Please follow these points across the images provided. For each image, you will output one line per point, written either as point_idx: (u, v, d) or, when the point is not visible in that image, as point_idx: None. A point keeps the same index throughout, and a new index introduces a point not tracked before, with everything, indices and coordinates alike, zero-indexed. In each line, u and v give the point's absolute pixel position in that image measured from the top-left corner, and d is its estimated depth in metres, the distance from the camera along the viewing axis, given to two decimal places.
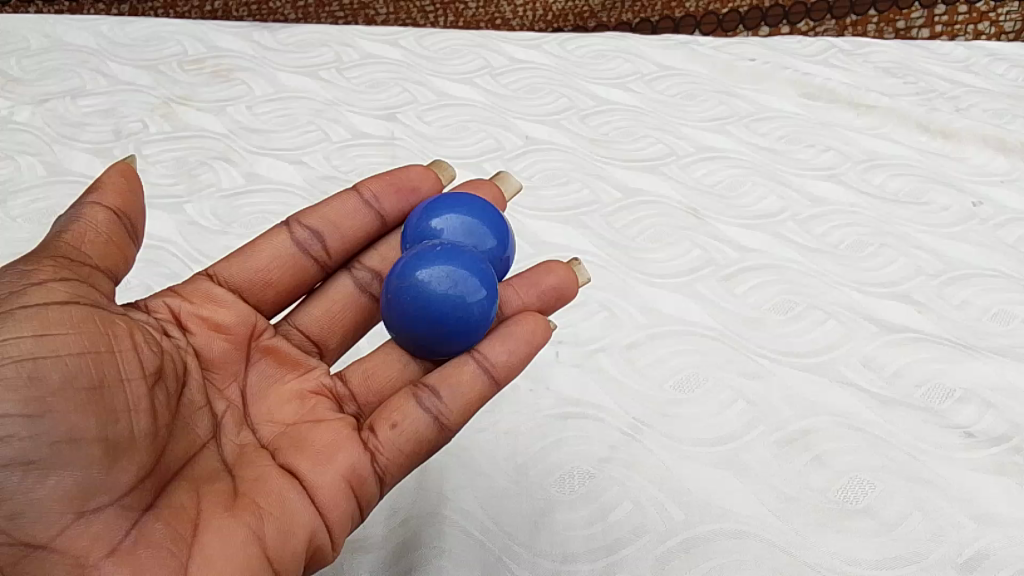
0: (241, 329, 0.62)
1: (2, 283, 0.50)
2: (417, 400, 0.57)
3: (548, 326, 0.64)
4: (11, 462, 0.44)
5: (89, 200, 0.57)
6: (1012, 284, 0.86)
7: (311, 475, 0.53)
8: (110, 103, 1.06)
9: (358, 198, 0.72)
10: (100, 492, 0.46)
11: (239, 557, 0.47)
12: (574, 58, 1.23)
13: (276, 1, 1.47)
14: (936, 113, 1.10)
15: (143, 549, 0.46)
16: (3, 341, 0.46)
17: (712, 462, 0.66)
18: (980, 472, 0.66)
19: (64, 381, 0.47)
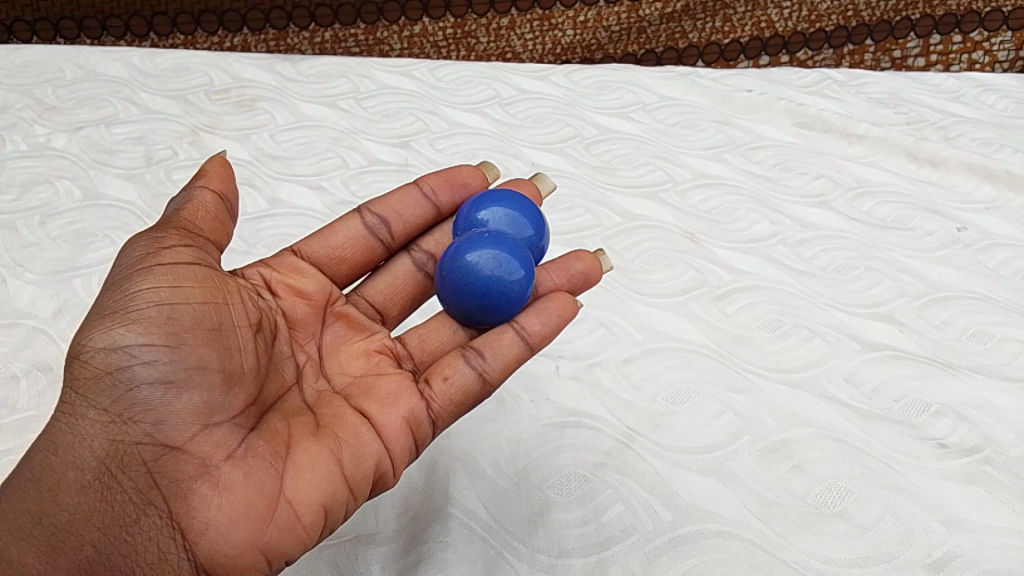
0: (320, 296, 0.72)
1: (138, 246, 0.60)
2: (465, 360, 0.65)
3: (577, 305, 0.72)
4: (155, 378, 0.53)
5: (201, 182, 0.66)
6: (991, 305, 0.91)
7: (379, 415, 0.61)
8: (141, 131, 1.13)
9: (419, 191, 0.82)
10: (219, 410, 0.55)
11: (325, 471, 0.56)
12: (579, 89, 1.29)
13: (295, 37, 1.57)
14: (924, 143, 1.15)
15: (251, 456, 0.54)
16: (145, 288, 0.56)
17: (699, 469, 0.71)
18: (951, 480, 0.71)
19: (194, 321, 0.56)
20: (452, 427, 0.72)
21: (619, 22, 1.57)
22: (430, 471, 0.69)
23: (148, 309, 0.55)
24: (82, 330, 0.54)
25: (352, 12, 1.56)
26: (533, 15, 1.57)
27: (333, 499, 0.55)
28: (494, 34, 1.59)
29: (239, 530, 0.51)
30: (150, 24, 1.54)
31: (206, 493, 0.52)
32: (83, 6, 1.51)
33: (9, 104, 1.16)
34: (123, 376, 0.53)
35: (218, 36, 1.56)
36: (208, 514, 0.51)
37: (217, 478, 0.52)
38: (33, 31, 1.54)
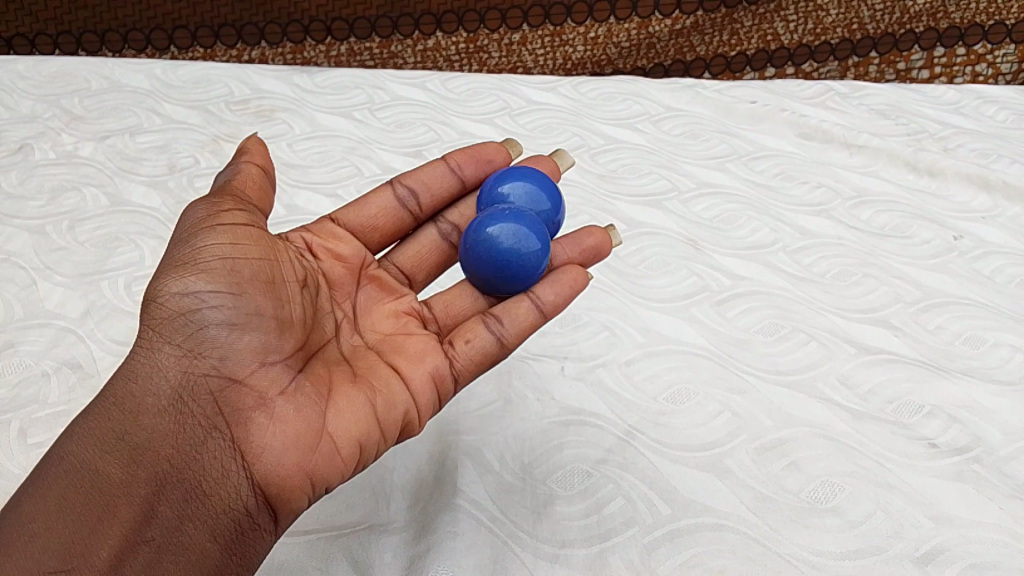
0: (355, 261, 0.80)
1: (200, 209, 0.67)
2: (486, 326, 0.71)
3: (588, 276, 0.78)
4: (222, 320, 0.61)
5: (246, 158, 0.74)
6: (984, 311, 0.94)
7: (408, 369, 0.69)
8: (164, 140, 1.18)
9: (446, 166, 0.89)
10: (274, 352, 0.63)
11: (362, 413, 0.63)
12: (586, 100, 1.33)
13: (311, 51, 1.62)
14: (923, 154, 1.18)
15: (301, 394, 0.62)
16: (212, 243, 0.64)
17: (698, 465, 0.74)
18: (940, 478, 0.74)
19: (252, 274, 0.64)
20: (461, 423, 0.76)
21: (628, 39, 1.61)
22: (440, 464, 0.72)
23: (213, 261, 0.63)
24: (157, 279, 0.63)
25: (368, 26, 1.60)
26: (544, 31, 1.61)
27: (369, 436, 0.63)
28: (506, 49, 1.63)
29: (291, 456, 0.59)
30: (170, 37, 1.59)
31: (264, 422, 0.59)
32: (106, 19, 1.56)
33: (38, 114, 1.21)
34: (194, 317, 0.61)
35: (236, 49, 1.61)
36: (264, 441, 0.59)
37: (273, 410, 0.60)
38: (55, 43, 1.58)
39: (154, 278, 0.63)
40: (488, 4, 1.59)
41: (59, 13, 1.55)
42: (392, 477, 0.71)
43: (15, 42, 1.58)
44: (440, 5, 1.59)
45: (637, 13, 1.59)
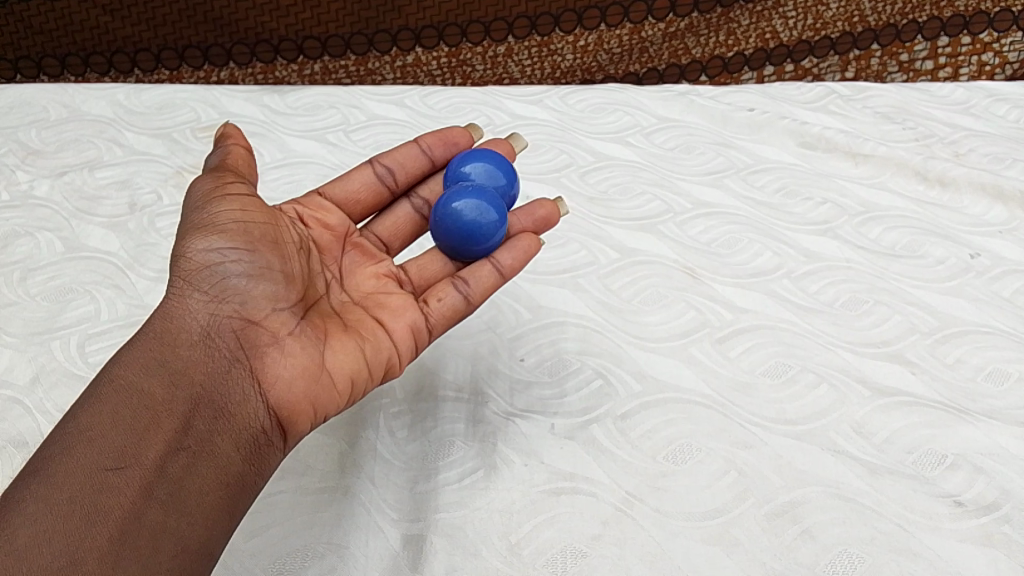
0: (342, 229, 0.81)
1: (209, 180, 0.71)
2: (453, 285, 0.75)
3: (541, 244, 0.80)
4: (241, 272, 0.66)
5: (231, 142, 0.76)
6: (1007, 340, 0.87)
7: (392, 320, 0.73)
8: (125, 174, 1.11)
9: (417, 146, 0.88)
10: (282, 301, 0.67)
11: (354, 358, 0.68)
12: (574, 113, 1.25)
13: (283, 70, 1.54)
14: (933, 162, 1.12)
15: (307, 334, 0.67)
16: (224, 208, 0.69)
17: (702, 538, 0.67)
18: (967, 543, 0.68)
19: (262, 233, 0.69)
20: (441, 497, 0.70)
21: (620, 44, 1.53)
22: (418, 547, 0.66)
23: (230, 220, 0.68)
24: (182, 241, 0.68)
25: (342, 44, 1.52)
26: (531, 42, 1.53)
27: (360, 375, 0.68)
28: (490, 62, 1.55)
29: (298, 386, 0.64)
30: (134, 60, 1.51)
31: (275, 356, 0.64)
32: (66, 43, 1.49)
33: None
34: (217, 269, 0.66)
35: (204, 70, 1.53)
36: (276, 371, 0.64)
37: (285, 345, 0.65)
38: (18, 67, 1.51)
39: (178, 242, 0.68)
40: (470, 17, 1.51)
41: (16, 38, 1.48)
42: (364, 568, 0.65)
43: None
44: (418, 20, 1.50)
45: (629, 19, 1.51)
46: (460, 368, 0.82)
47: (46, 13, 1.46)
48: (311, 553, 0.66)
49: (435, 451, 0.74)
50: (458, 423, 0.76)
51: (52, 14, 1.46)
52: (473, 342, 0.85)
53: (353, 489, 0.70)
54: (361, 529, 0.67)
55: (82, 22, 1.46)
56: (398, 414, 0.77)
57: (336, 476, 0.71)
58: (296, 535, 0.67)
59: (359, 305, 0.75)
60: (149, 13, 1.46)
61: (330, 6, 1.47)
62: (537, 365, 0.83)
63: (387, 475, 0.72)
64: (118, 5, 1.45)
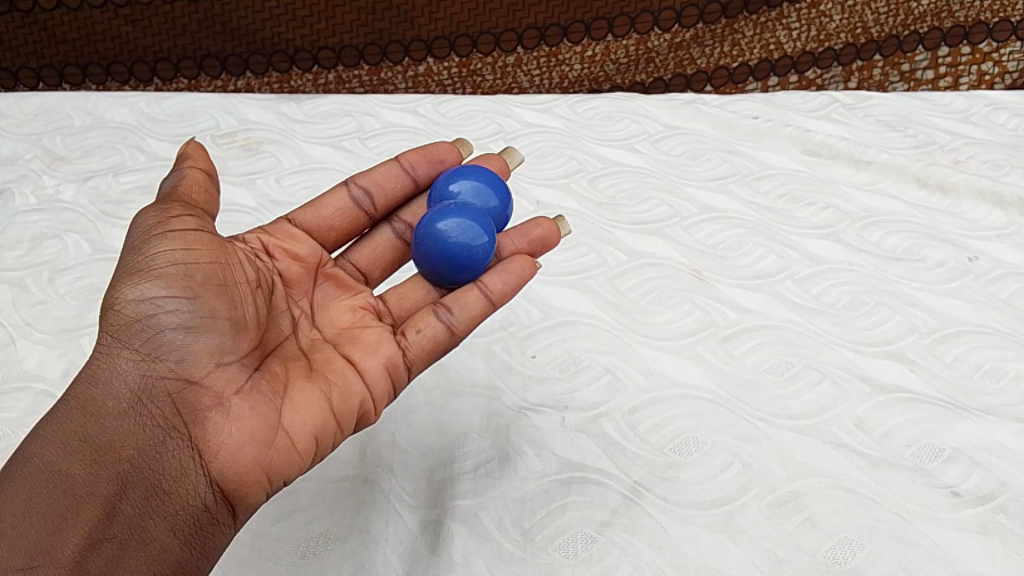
0: (313, 259, 0.80)
1: (150, 213, 0.67)
2: (436, 314, 0.72)
3: (536, 267, 0.77)
4: (177, 325, 0.61)
5: (189, 162, 0.71)
6: (1005, 341, 0.90)
7: (364, 362, 0.70)
8: (148, 179, 1.14)
9: (398, 166, 0.88)
10: (230, 353, 0.63)
11: (318, 409, 0.64)
12: (583, 121, 1.28)
13: (298, 79, 1.58)
14: (934, 169, 1.14)
15: (257, 391, 0.63)
16: (163, 248, 0.64)
17: (707, 525, 0.70)
18: (964, 531, 0.70)
19: (206, 276, 0.65)
20: (457, 486, 0.73)
21: (627, 55, 1.57)
22: (435, 533, 0.69)
23: (169, 264, 0.63)
24: (114, 287, 0.63)
25: (356, 54, 1.56)
26: (540, 52, 1.57)
27: (324, 428, 0.64)
28: (500, 72, 1.59)
29: (246, 452, 0.60)
30: (153, 69, 1.56)
31: (219, 421, 0.60)
32: (88, 53, 1.53)
33: (19, 156, 1.18)
34: (151, 321, 0.61)
35: (220, 80, 1.57)
36: (220, 438, 0.60)
37: (230, 408, 0.61)
38: (39, 77, 1.55)
39: (111, 286, 0.63)
40: (481, 28, 1.54)
41: (39, 48, 1.52)
42: (384, 551, 0.68)
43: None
44: (429, 30, 1.54)
45: (637, 30, 1.54)
46: (474, 366, 0.85)
47: (68, 23, 1.49)
48: (332, 536, 0.69)
49: (451, 444, 0.77)
50: (472, 418, 0.79)
51: (74, 24, 1.50)
52: (486, 341, 0.88)
53: (373, 478, 0.73)
54: (381, 514, 0.70)
55: (103, 32, 1.51)
56: (414, 408, 0.80)
57: (356, 466, 0.74)
58: (318, 521, 0.70)
59: (329, 344, 0.72)
60: (169, 24, 1.51)
61: (345, 17, 1.51)
62: (549, 362, 0.86)
63: (406, 466, 0.75)
64: (139, 16, 1.50)
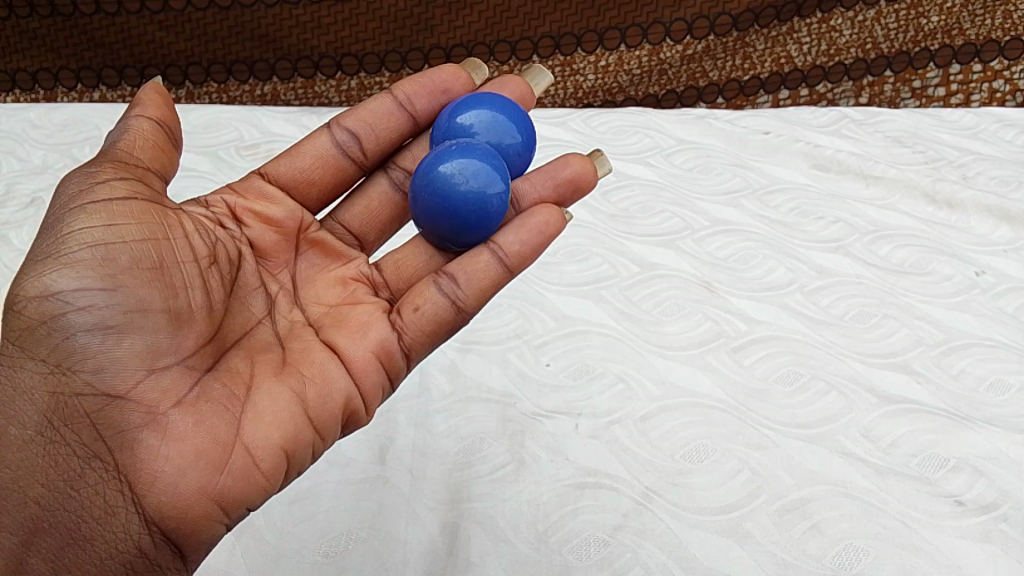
0: (290, 224, 0.78)
1: (76, 185, 0.65)
2: (439, 288, 0.69)
3: (557, 221, 0.74)
4: (92, 325, 0.58)
5: (136, 113, 0.71)
6: (1009, 354, 0.92)
7: (349, 350, 0.67)
8: (175, 189, 1.18)
9: (392, 100, 0.85)
10: (167, 353, 0.60)
11: (286, 412, 0.61)
12: (596, 134, 1.29)
13: (322, 86, 1.60)
14: (941, 185, 1.16)
15: (202, 403, 0.59)
16: (80, 230, 0.61)
17: (716, 530, 0.73)
18: (965, 538, 0.73)
19: (133, 260, 0.61)
20: (474, 488, 0.75)
21: (639, 65, 1.59)
22: (453, 534, 0.72)
23: (85, 252, 0.60)
24: (24, 276, 0.60)
25: (377, 61, 1.58)
26: (554, 61, 1.59)
27: (297, 435, 0.61)
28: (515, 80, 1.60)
29: (188, 481, 0.56)
30: (185, 73, 1.59)
31: (153, 443, 0.57)
32: (123, 56, 1.56)
33: (51, 165, 1.22)
34: (62, 322, 0.57)
35: (248, 85, 1.60)
36: (156, 464, 0.56)
37: (166, 424, 0.57)
38: (77, 78, 1.58)
39: (21, 275, 0.60)
40: (498, 36, 1.56)
41: (78, 50, 1.55)
42: (404, 552, 0.70)
43: (40, 76, 1.58)
44: (449, 38, 1.57)
45: (648, 40, 1.57)
46: (490, 372, 0.87)
47: (107, 28, 1.53)
48: (353, 536, 0.71)
49: (469, 448, 0.79)
50: (489, 423, 0.81)
51: (113, 29, 1.53)
52: (502, 348, 0.90)
53: (392, 479, 0.76)
54: (401, 514, 0.73)
55: (139, 37, 1.54)
56: (433, 412, 0.82)
57: (377, 468, 0.77)
58: (340, 521, 0.72)
59: (310, 330, 0.70)
60: (202, 29, 1.54)
61: (367, 26, 1.54)
62: (563, 369, 0.88)
63: (424, 468, 0.77)
64: (173, 22, 1.53)
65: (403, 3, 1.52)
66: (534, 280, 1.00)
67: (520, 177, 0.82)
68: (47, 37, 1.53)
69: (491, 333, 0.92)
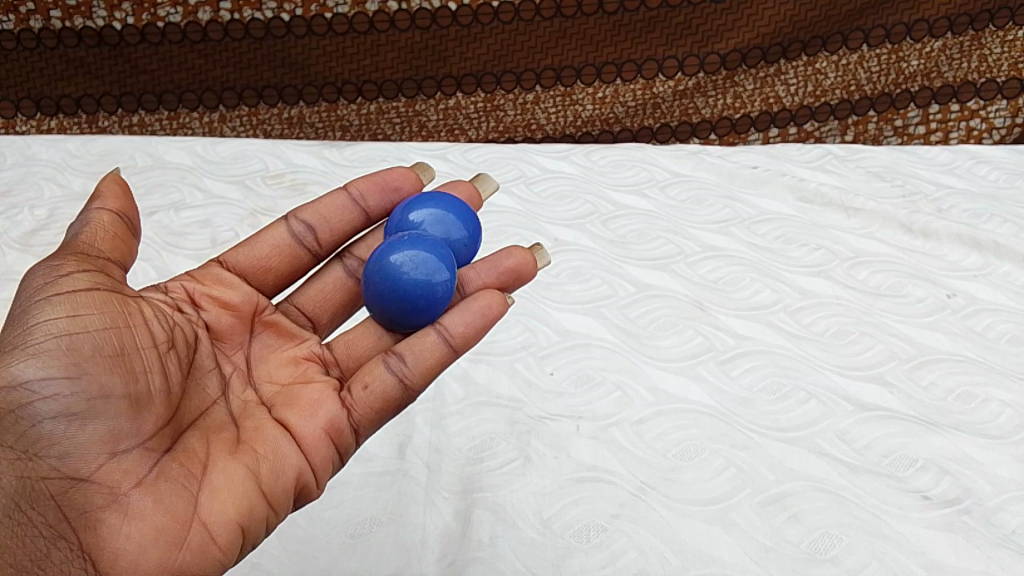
0: (245, 307, 0.81)
1: (40, 277, 0.67)
2: (387, 365, 0.73)
3: (501, 305, 0.79)
4: (56, 413, 0.60)
5: (98, 205, 0.73)
6: (975, 367, 1.00)
7: (299, 428, 0.70)
8: (206, 215, 1.27)
9: (347, 195, 0.92)
10: (128, 437, 0.62)
11: (241, 487, 0.64)
12: (597, 168, 1.38)
13: (343, 109, 1.69)
14: (917, 216, 1.25)
15: (161, 482, 0.62)
16: (45, 321, 0.63)
17: (705, 519, 0.80)
18: (931, 528, 0.80)
19: (95, 349, 0.63)
20: (485, 479, 0.83)
21: (635, 98, 1.68)
22: (466, 520, 0.79)
23: (48, 341, 0.62)
24: None
25: (395, 89, 1.68)
26: (556, 92, 1.68)
27: (252, 508, 0.64)
28: (520, 108, 1.69)
29: (147, 558, 0.58)
30: (219, 98, 1.68)
31: (115, 523, 0.59)
32: (164, 82, 1.66)
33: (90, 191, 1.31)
34: (25, 411, 0.59)
35: (277, 108, 1.69)
36: (117, 542, 0.58)
37: (126, 505, 0.59)
38: (119, 103, 1.67)
39: None
40: (505, 67, 1.66)
41: (121, 78, 1.65)
42: (423, 535, 0.78)
43: (84, 101, 1.66)
44: (460, 68, 1.67)
45: (643, 75, 1.66)
46: (499, 381, 0.95)
47: (150, 57, 1.63)
48: (375, 521, 0.79)
49: (479, 445, 0.87)
50: (498, 424, 0.89)
51: (155, 57, 1.63)
52: (509, 359, 0.98)
53: (411, 472, 0.84)
54: (418, 503, 0.81)
55: (179, 65, 1.64)
56: (449, 414, 0.90)
57: (396, 462, 0.85)
58: (364, 508, 0.80)
59: (263, 408, 0.73)
60: (237, 58, 1.64)
61: (387, 56, 1.64)
62: (565, 378, 0.96)
63: (439, 463, 0.85)
64: (212, 51, 1.63)
65: (419, 37, 1.63)
66: (539, 299, 1.08)
67: (468, 266, 0.87)
68: (93, 65, 1.63)
69: (498, 345, 1.00)
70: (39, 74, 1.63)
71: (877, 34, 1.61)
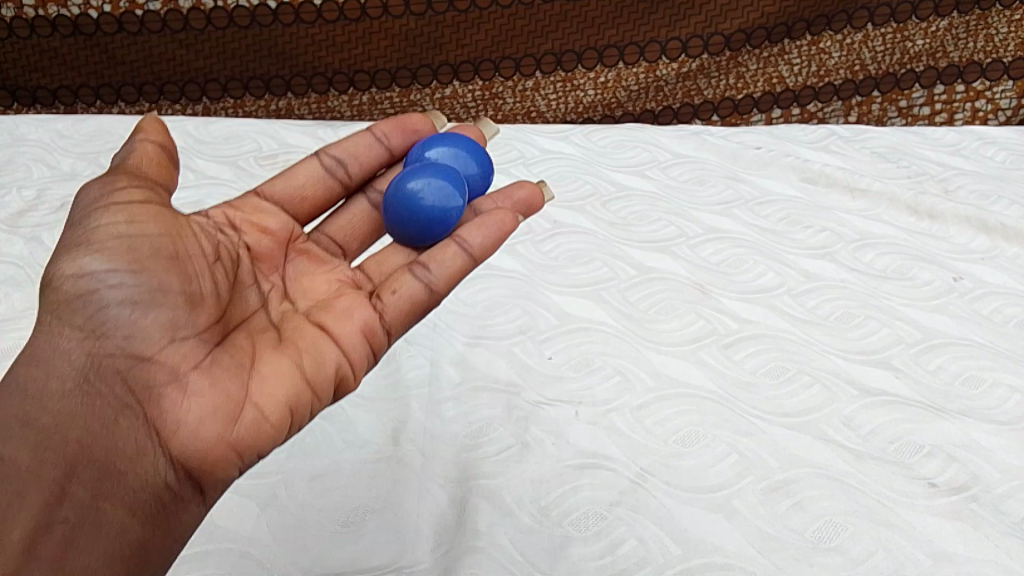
0: (283, 233, 0.82)
1: (97, 188, 0.68)
2: (414, 273, 0.75)
3: (516, 221, 0.82)
4: (121, 300, 0.62)
5: (140, 136, 0.71)
6: (982, 352, 0.98)
7: (335, 329, 0.71)
8: (198, 195, 1.24)
9: (320, 162, 0.89)
10: (183, 328, 0.64)
11: (286, 376, 0.65)
12: (598, 148, 1.36)
13: (334, 101, 1.67)
14: (923, 197, 1.23)
15: (214, 369, 0.64)
16: (107, 223, 0.65)
17: (706, 507, 0.78)
18: (937, 516, 0.79)
19: (153, 248, 0.65)
20: (482, 467, 0.81)
21: (637, 82, 1.65)
22: (463, 508, 0.78)
23: (114, 236, 0.64)
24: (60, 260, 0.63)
25: (388, 78, 1.65)
26: (556, 76, 1.65)
27: (298, 394, 0.65)
28: (520, 95, 1.67)
29: (206, 428, 0.60)
30: (203, 90, 1.66)
31: (175, 397, 0.61)
32: (143, 73, 1.63)
33: (78, 173, 1.29)
34: (93, 298, 0.62)
35: (264, 100, 1.67)
36: (178, 415, 0.60)
37: (185, 384, 0.62)
38: (96, 95, 1.65)
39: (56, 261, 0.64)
40: (503, 54, 1.63)
41: (100, 68, 1.62)
42: (418, 523, 0.76)
43: (60, 93, 1.65)
44: (456, 56, 1.63)
45: (646, 58, 1.63)
46: (497, 366, 0.93)
47: (128, 46, 1.59)
48: (369, 510, 0.77)
49: (476, 430, 0.85)
50: (495, 410, 0.87)
51: (133, 47, 1.60)
52: (508, 343, 0.96)
53: (407, 458, 0.82)
54: (413, 490, 0.79)
55: (160, 55, 1.61)
56: (445, 399, 0.88)
57: (392, 449, 0.83)
58: (359, 495, 0.78)
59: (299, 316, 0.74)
60: (220, 48, 1.60)
61: (378, 43, 1.61)
62: (564, 362, 0.94)
63: (435, 450, 0.83)
64: (193, 40, 1.59)
65: (415, 25, 1.59)
66: (538, 282, 1.06)
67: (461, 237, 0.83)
68: (68, 56, 1.60)
69: (496, 329, 0.97)
70: (12, 65, 1.60)
71: (882, 12, 1.57)
